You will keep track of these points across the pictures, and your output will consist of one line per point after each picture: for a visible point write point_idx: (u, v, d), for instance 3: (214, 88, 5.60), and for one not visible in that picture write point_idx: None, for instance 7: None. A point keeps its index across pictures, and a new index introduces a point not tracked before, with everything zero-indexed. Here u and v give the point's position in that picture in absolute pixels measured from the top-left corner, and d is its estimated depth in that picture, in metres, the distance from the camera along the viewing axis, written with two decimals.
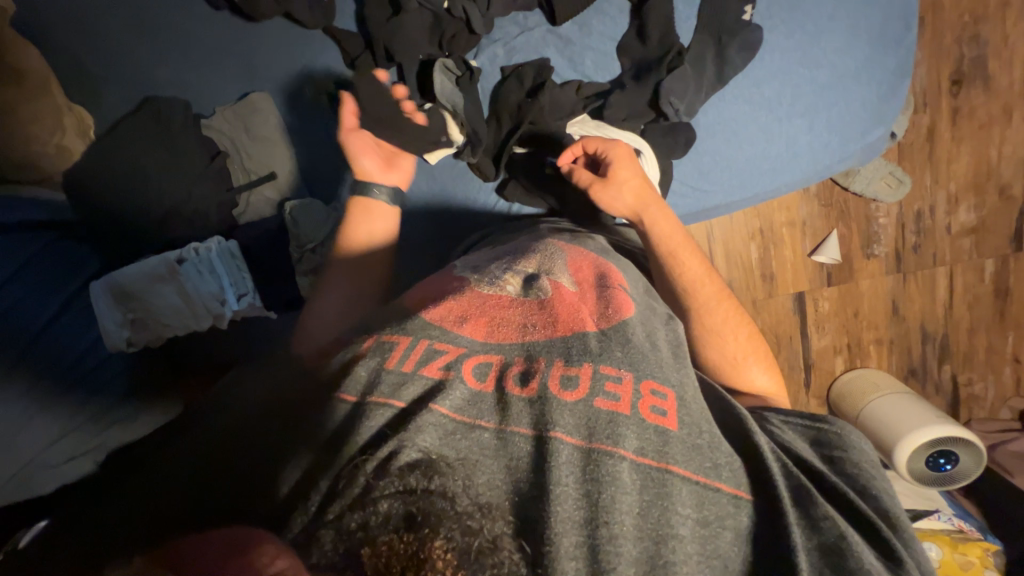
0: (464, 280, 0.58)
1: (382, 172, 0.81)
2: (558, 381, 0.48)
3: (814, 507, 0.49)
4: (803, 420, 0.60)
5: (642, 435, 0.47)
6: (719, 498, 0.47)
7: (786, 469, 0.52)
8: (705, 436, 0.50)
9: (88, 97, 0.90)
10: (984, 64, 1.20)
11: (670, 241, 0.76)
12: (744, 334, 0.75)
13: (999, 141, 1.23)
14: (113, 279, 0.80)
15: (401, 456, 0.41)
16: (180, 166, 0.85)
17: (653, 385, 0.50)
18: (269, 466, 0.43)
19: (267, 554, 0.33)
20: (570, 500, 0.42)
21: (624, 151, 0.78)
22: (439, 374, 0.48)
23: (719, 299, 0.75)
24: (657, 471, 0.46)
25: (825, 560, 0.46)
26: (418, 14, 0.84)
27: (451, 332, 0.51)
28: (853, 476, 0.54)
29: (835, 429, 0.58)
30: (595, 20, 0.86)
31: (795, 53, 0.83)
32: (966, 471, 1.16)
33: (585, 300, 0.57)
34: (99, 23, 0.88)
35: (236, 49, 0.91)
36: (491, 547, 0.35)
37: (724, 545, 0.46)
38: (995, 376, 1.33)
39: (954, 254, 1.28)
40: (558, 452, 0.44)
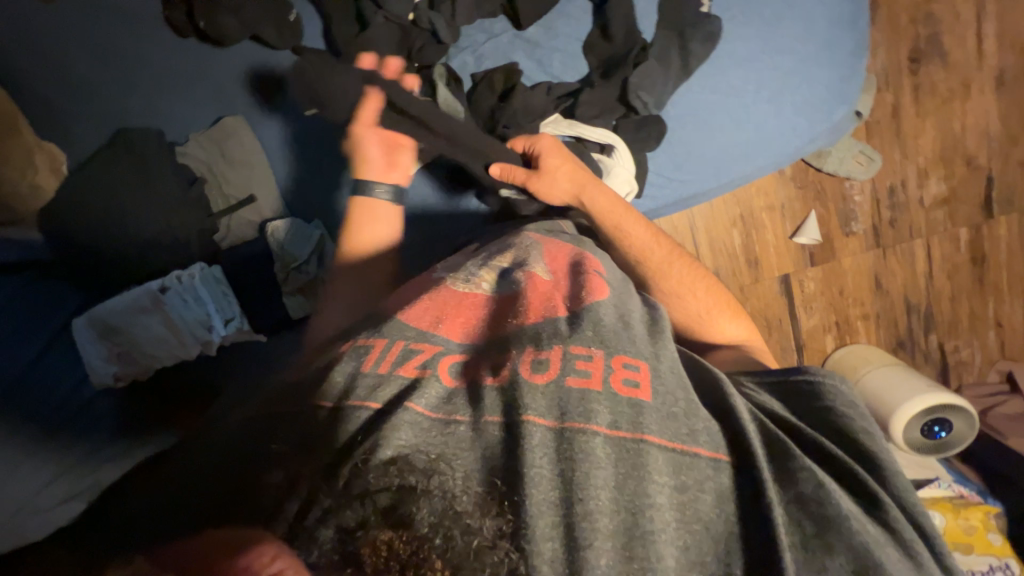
0: (442, 279, 0.60)
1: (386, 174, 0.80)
2: (528, 366, 0.48)
3: (790, 459, 0.47)
4: (777, 376, 0.59)
5: (615, 409, 0.46)
6: (697, 462, 0.46)
7: (760, 424, 0.51)
8: (681, 403, 0.49)
9: (59, 132, 0.89)
10: (939, 42, 1.24)
11: (611, 216, 0.77)
12: (704, 288, 0.78)
13: (960, 114, 1.27)
14: (95, 313, 0.80)
15: (380, 453, 0.40)
16: (157, 195, 0.84)
17: (624, 359, 0.50)
18: (249, 475, 0.41)
19: (265, 555, 0.33)
20: (544, 481, 0.41)
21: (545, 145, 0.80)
22: (415, 373, 0.48)
23: (671, 260, 0.78)
24: (632, 441, 0.45)
25: (802, 511, 0.44)
26: (386, 28, 0.85)
27: (427, 332, 0.52)
28: (831, 422, 0.53)
29: (814, 376, 0.57)
30: (559, 22, 0.88)
31: (756, 41, 0.85)
32: (961, 437, 1.18)
33: (559, 287, 0.58)
34: (65, 59, 0.88)
35: (205, 74, 0.90)
36: (489, 546, 0.36)
37: (705, 509, 0.44)
38: (980, 341, 1.36)
39: (929, 226, 1.31)
40: (530, 436, 0.43)
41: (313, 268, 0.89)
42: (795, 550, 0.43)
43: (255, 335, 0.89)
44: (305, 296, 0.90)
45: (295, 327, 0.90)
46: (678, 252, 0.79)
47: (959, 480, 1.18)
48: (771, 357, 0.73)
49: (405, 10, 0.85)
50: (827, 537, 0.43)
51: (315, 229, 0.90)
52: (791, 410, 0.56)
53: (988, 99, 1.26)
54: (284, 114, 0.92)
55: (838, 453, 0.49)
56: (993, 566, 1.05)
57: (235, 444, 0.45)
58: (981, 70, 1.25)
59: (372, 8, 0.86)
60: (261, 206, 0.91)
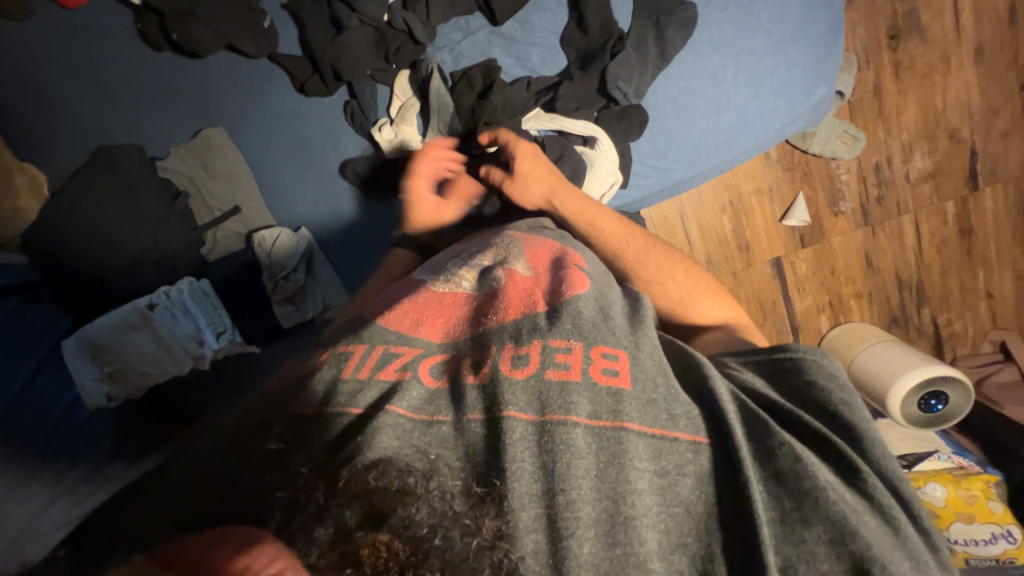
0: (422, 282, 0.60)
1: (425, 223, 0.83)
2: (508, 361, 0.48)
3: (769, 436, 0.47)
4: (762, 356, 0.59)
5: (595, 399, 0.46)
6: (677, 446, 0.46)
7: (742, 405, 0.50)
8: (661, 390, 0.49)
9: (37, 154, 0.87)
10: (917, 17, 1.24)
11: (583, 216, 0.77)
12: (682, 273, 0.77)
13: (941, 88, 1.28)
14: (84, 334, 0.78)
15: (365, 456, 0.39)
16: (141, 213, 0.84)
17: (603, 349, 0.50)
18: (228, 484, 0.39)
19: (265, 555, 0.31)
20: (527, 475, 0.41)
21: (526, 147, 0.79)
22: (395, 376, 0.48)
23: (647, 249, 0.77)
24: (612, 430, 0.45)
25: (780, 486, 0.45)
26: (361, 30, 0.85)
27: (408, 335, 0.52)
28: (812, 396, 0.53)
29: (795, 354, 0.57)
30: (535, 16, 0.87)
31: (732, 26, 0.85)
32: (958, 409, 1.19)
33: (539, 282, 0.58)
34: (38, 78, 0.87)
35: (182, 87, 0.89)
36: (489, 547, 0.35)
37: (686, 492, 0.44)
38: (972, 313, 1.37)
39: (916, 201, 1.32)
40: (511, 431, 0.43)
41: (301, 276, 0.88)
42: (774, 526, 0.43)
43: (248, 347, 0.89)
44: (294, 305, 0.90)
45: (287, 336, 0.91)
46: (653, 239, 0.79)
47: (957, 451, 1.19)
48: (756, 335, 0.74)
49: (380, 11, 0.85)
50: (805, 510, 0.43)
51: (302, 237, 0.89)
52: (775, 387, 0.56)
53: (968, 72, 1.27)
54: (264, 123, 0.91)
55: (817, 425, 0.49)
56: (996, 533, 1.05)
57: (223, 447, 0.43)
58: (959, 44, 1.26)
59: (346, 10, 0.85)
60: (245, 217, 0.90)
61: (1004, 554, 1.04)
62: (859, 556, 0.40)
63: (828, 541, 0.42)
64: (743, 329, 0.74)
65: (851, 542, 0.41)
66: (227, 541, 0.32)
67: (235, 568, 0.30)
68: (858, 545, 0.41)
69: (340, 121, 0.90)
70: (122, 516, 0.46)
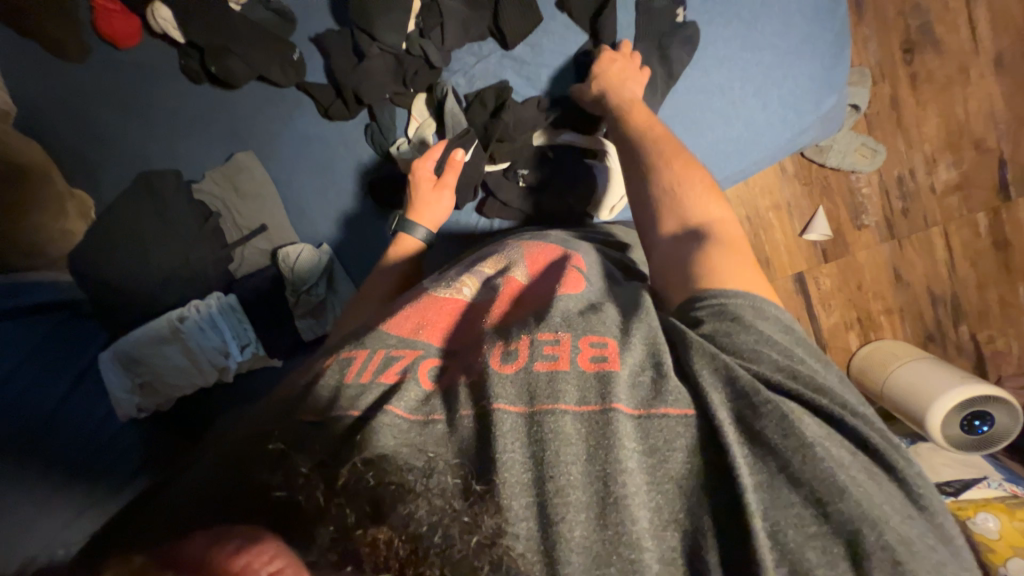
0: (425, 289, 0.62)
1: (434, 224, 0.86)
2: (497, 356, 0.48)
3: (755, 395, 0.46)
4: (723, 297, 0.55)
5: (583, 386, 0.46)
6: (665, 423, 0.45)
7: (725, 373, 0.47)
8: (648, 371, 0.49)
9: (86, 181, 0.95)
10: (931, 30, 1.24)
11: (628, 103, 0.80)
12: (682, 164, 0.71)
13: (962, 99, 1.26)
14: (119, 347, 0.83)
15: (365, 452, 0.40)
16: (177, 232, 0.90)
17: (591, 339, 0.50)
18: (231, 472, 0.37)
19: (264, 553, 0.31)
20: (517, 464, 0.41)
21: (629, 69, 0.84)
22: (395, 378, 0.49)
23: (665, 138, 0.75)
24: (601, 413, 0.44)
25: (764, 448, 0.44)
26: (382, 58, 0.90)
27: (409, 338, 0.54)
28: (785, 350, 0.51)
29: (750, 301, 0.55)
30: (545, 39, 0.91)
31: (736, 41, 0.87)
32: (1005, 431, 1.11)
33: (535, 288, 0.59)
34: (92, 113, 0.95)
35: (218, 115, 0.96)
36: (490, 543, 0.36)
37: (676, 467, 0.44)
38: (1015, 329, 1.30)
39: (944, 213, 1.28)
40: (501, 422, 0.43)
41: (321, 290, 0.92)
42: (760, 489, 0.43)
43: (270, 360, 0.93)
44: (315, 318, 0.94)
45: (307, 350, 0.95)
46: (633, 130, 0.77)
47: (1010, 478, 1.10)
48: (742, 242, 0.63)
49: (399, 39, 0.89)
50: (793, 471, 0.43)
51: (324, 253, 0.93)
52: (743, 329, 0.52)
53: (990, 82, 1.25)
54: (290, 146, 0.96)
55: (801, 393, 0.47)
56: None
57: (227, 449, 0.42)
58: (978, 55, 1.25)
59: (367, 39, 0.90)
60: (271, 235, 0.95)
61: None
62: (849, 523, 0.40)
63: (811, 502, 0.42)
64: (732, 231, 0.65)
65: (841, 501, 0.41)
66: (227, 538, 0.31)
67: (235, 567, 0.30)
68: (847, 504, 0.41)
69: (361, 143, 0.96)
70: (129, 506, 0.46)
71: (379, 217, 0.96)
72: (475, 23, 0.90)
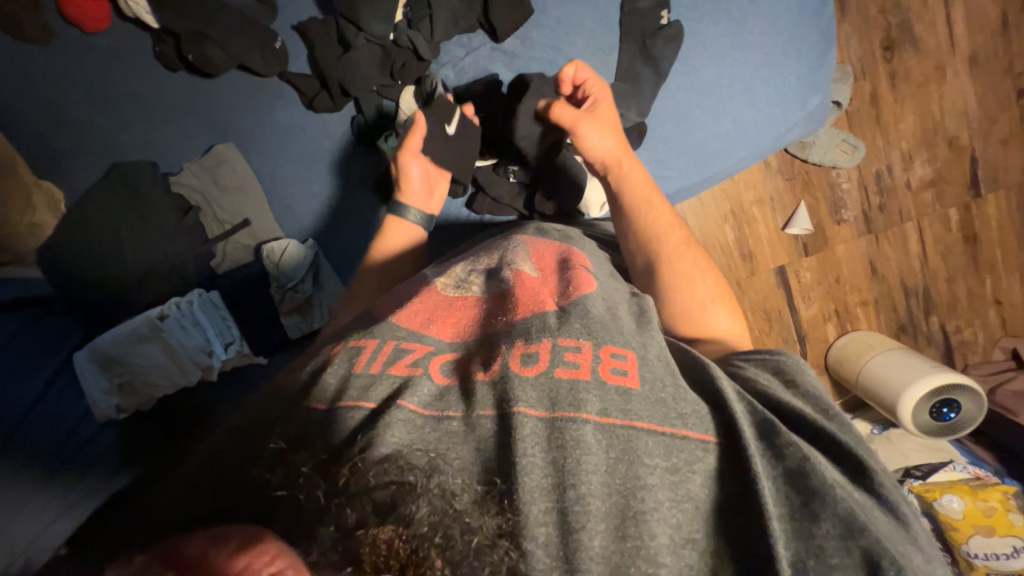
0: (432, 283, 0.60)
1: (425, 204, 0.85)
2: (518, 359, 0.48)
3: (777, 436, 0.47)
4: (758, 355, 0.60)
5: (605, 397, 0.46)
6: (687, 445, 0.46)
7: (750, 407, 0.50)
8: (669, 389, 0.49)
9: (54, 171, 0.90)
10: (910, 29, 1.27)
11: (641, 189, 0.78)
12: (711, 278, 0.76)
13: (937, 97, 1.29)
14: (95, 346, 0.80)
15: (375, 449, 0.40)
16: (154, 226, 0.86)
17: (612, 349, 0.51)
18: (235, 491, 0.38)
19: (266, 554, 0.31)
20: (537, 469, 0.41)
21: (606, 115, 0.78)
22: (406, 372, 0.49)
23: (687, 245, 0.77)
24: (622, 428, 0.45)
25: (789, 485, 0.45)
26: (368, 49, 0.87)
27: (418, 332, 0.53)
28: (812, 395, 0.54)
29: (786, 358, 0.58)
30: (536, 33, 0.90)
31: (725, 38, 0.88)
32: (969, 418, 1.17)
33: (547, 283, 0.59)
34: (59, 99, 0.90)
35: (196, 105, 0.93)
36: (490, 545, 0.35)
37: (695, 489, 0.45)
38: (981, 320, 1.36)
39: (919, 208, 1.33)
40: (522, 426, 0.43)
41: (308, 288, 0.90)
42: (785, 521, 0.44)
43: (255, 358, 0.91)
44: (301, 315, 0.92)
45: (292, 347, 0.93)
46: (643, 204, 0.77)
47: (973, 462, 1.17)
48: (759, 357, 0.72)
49: (386, 30, 0.87)
50: (814, 506, 0.43)
51: (310, 248, 0.91)
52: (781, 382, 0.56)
53: (963, 81, 1.29)
54: (274, 138, 0.94)
55: (826, 429, 0.49)
56: (1018, 547, 1.01)
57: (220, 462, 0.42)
58: (954, 54, 1.28)
59: (354, 30, 0.87)
60: (254, 230, 0.92)
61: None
62: (870, 551, 0.41)
63: (839, 536, 0.42)
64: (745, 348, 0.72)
65: (861, 537, 0.41)
66: (230, 541, 0.32)
67: (237, 568, 0.30)
68: (868, 540, 0.41)
69: (347, 136, 0.93)
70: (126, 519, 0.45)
71: (367, 212, 0.95)
72: (464, 15, 0.88)
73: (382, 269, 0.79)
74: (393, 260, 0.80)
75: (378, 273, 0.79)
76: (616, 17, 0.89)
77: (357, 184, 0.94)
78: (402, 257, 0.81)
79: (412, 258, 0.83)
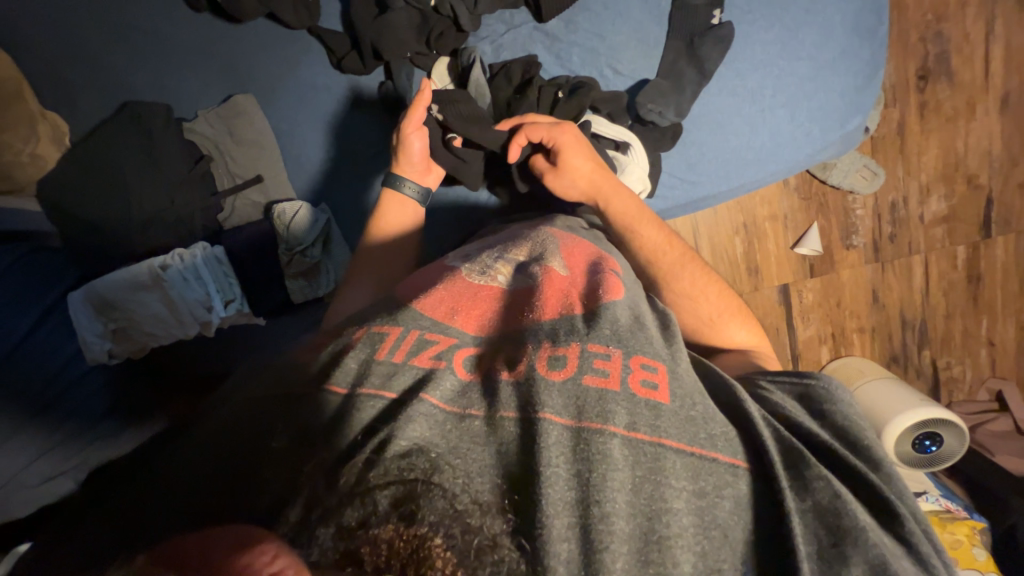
0: (457, 270, 0.59)
1: (421, 178, 0.82)
2: (545, 361, 0.47)
3: (807, 468, 0.47)
4: (790, 378, 0.60)
5: (633, 410, 0.46)
6: (715, 468, 0.46)
7: (777, 434, 0.50)
8: (698, 408, 0.49)
9: (63, 104, 0.87)
10: (947, 60, 1.25)
11: (629, 215, 0.76)
12: (716, 291, 0.75)
13: (964, 132, 1.28)
14: (92, 288, 0.78)
15: (394, 446, 0.40)
16: (159, 171, 0.82)
17: (642, 360, 0.50)
18: (239, 482, 0.38)
19: (266, 553, 0.29)
20: (561, 481, 0.41)
21: (576, 165, 0.76)
22: (429, 364, 0.48)
23: (683, 262, 0.76)
24: (650, 444, 0.44)
25: (820, 521, 0.45)
26: (406, 12, 0.84)
27: (442, 323, 0.52)
28: (845, 428, 0.53)
29: (822, 382, 0.58)
30: (581, 16, 0.87)
31: (775, 46, 0.86)
32: (950, 452, 1.19)
33: (576, 284, 0.57)
34: (74, 27, 0.86)
35: (219, 50, 0.89)
36: (490, 545, 0.34)
37: (724, 516, 0.44)
38: (971, 359, 1.38)
39: (928, 242, 1.33)
40: (547, 433, 0.42)
41: (317, 253, 0.87)
42: (813, 561, 0.43)
43: (254, 318, 0.89)
44: (307, 280, 0.89)
45: (295, 311, 0.92)
46: (630, 231, 0.76)
47: (946, 495, 1.19)
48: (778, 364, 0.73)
49: None
50: (843, 547, 0.43)
51: (322, 214, 0.88)
52: (805, 410, 0.56)
53: (992, 120, 1.28)
54: (297, 95, 0.90)
55: (858, 465, 0.49)
56: None
57: (227, 445, 0.42)
58: (987, 91, 1.27)
59: None
60: (266, 188, 0.89)
61: None
62: None
63: None
64: (764, 357, 0.73)
65: None
66: (227, 542, 0.30)
67: (236, 566, 0.28)
68: None
69: (373, 101, 0.90)
70: (154, 472, 0.46)
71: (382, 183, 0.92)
72: None
73: (383, 248, 0.78)
74: (397, 232, 0.80)
75: (383, 248, 0.78)
76: (666, 9, 0.87)
77: (377, 152, 0.92)
78: (408, 236, 0.80)
79: (413, 236, 0.81)
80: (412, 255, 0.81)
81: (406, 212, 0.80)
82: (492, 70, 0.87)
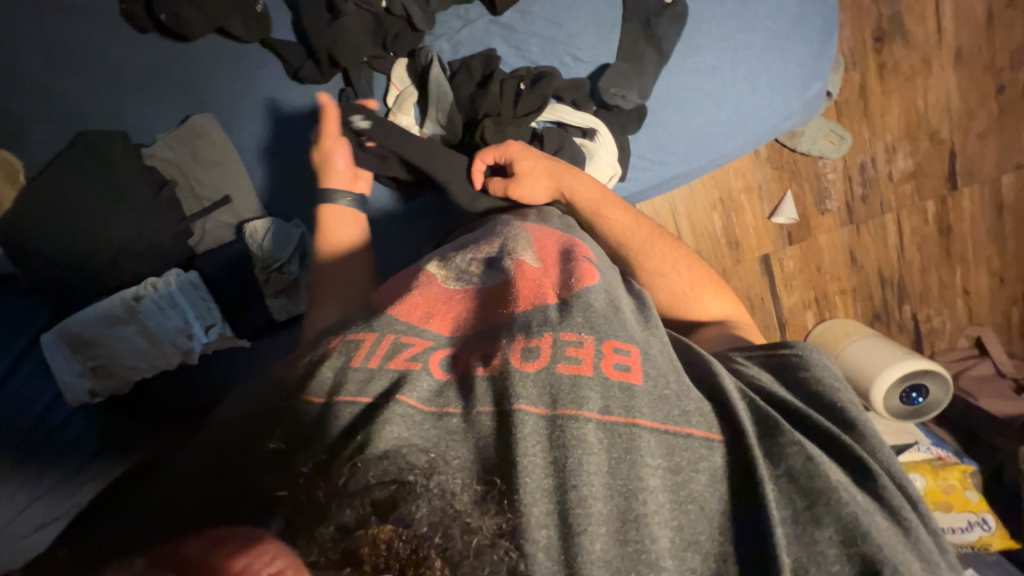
0: (429, 272, 0.58)
1: (352, 185, 0.81)
2: (519, 354, 0.47)
3: (781, 434, 0.48)
4: (763, 351, 0.61)
5: (607, 394, 0.46)
6: (689, 443, 0.46)
7: (751, 406, 0.51)
8: (672, 386, 0.49)
9: (10, 140, 0.83)
10: (901, 21, 1.28)
11: (590, 202, 0.76)
12: (685, 264, 0.77)
13: (923, 89, 1.31)
14: (65, 327, 0.76)
15: (373, 447, 0.40)
16: (125, 201, 0.80)
17: (615, 344, 0.50)
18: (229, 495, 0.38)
19: (265, 554, 0.29)
20: (538, 469, 0.41)
21: (527, 163, 0.77)
22: (404, 366, 0.48)
23: (654, 240, 0.77)
24: (624, 425, 0.45)
25: (792, 485, 0.46)
26: (359, 17, 0.83)
27: (418, 327, 0.52)
28: (818, 395, 0.54)
29: (798, 352, 0.59)
30: (536, 6, 0.86)
31: (730, 20, 0.86)
32: (937, 401, 1.22)
33: (548, 274, 0.57)
34: (13, 59, 0.82)
35: (170, 70, 0.86)
36: (490, 544, 0.35)
37: (699, 489, 0.45)
38: (949, 309, 1.42)
39: (898, 200, 1.36)
40: (523, 424, 0.43)
41: (295, 269, 0.86)
42: (786, 525, 0.44)
43: (238, 340, 0.87)
44: (288, 297, 0.88)
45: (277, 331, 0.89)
46: (598, 215, 0.76)
47: (936, 442, 1.21)
48: (757, 332, 0.74)
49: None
50: (816, 509, 0.44)
51: (296, 228, 0.87)
52: (780, 381, 0.57)
53: (948, 75, 1.31)
54: (256, 110, 0.88)
55: (831, 429, 0.50)
56: (971, 522, 1.12)
57: (211, 466, 0.43)
58: (941, 47, 1.30)
59: None
60: (236, 207, 0.87)
61: (978, 539, 1.12)
62: (871, 559, 0.41)
63: (840, 542, 0.43)
64: (741, 325, 0.74)
65: (862, 543, 0.42)
66: (227, 541, 0.29)
67: (234, 569, 0.27)
68: (869, 545, 0.42)
69: None
70: (147, 500, 0.47)
71: None
72: None
73: (340, 265, 0.77)
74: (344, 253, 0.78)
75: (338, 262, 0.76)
76: None
77: None
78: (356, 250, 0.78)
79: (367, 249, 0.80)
80: (370, 264, 0.79)
81: (348, 228, 0.79)
82: (451, 67, 0.86)
